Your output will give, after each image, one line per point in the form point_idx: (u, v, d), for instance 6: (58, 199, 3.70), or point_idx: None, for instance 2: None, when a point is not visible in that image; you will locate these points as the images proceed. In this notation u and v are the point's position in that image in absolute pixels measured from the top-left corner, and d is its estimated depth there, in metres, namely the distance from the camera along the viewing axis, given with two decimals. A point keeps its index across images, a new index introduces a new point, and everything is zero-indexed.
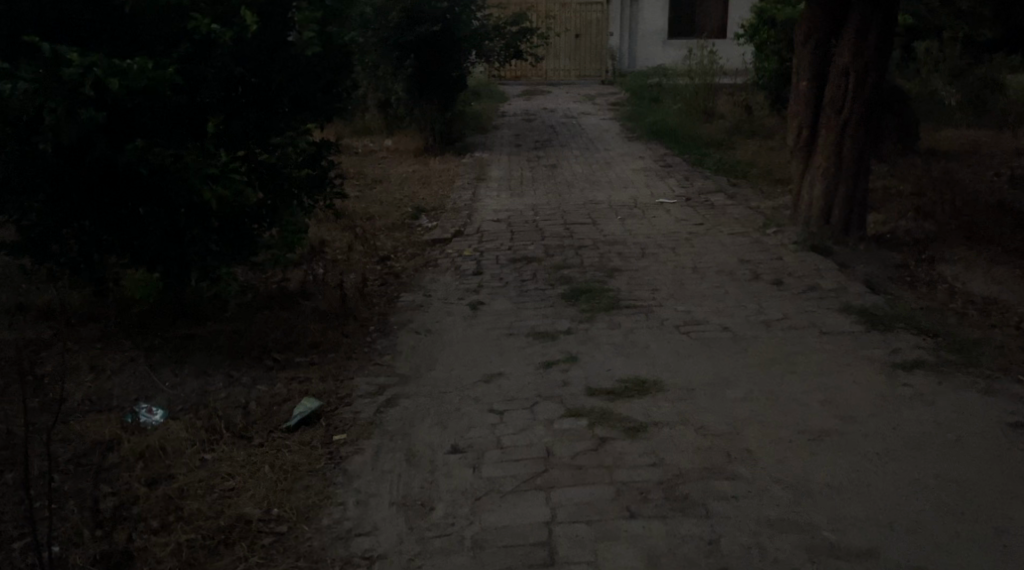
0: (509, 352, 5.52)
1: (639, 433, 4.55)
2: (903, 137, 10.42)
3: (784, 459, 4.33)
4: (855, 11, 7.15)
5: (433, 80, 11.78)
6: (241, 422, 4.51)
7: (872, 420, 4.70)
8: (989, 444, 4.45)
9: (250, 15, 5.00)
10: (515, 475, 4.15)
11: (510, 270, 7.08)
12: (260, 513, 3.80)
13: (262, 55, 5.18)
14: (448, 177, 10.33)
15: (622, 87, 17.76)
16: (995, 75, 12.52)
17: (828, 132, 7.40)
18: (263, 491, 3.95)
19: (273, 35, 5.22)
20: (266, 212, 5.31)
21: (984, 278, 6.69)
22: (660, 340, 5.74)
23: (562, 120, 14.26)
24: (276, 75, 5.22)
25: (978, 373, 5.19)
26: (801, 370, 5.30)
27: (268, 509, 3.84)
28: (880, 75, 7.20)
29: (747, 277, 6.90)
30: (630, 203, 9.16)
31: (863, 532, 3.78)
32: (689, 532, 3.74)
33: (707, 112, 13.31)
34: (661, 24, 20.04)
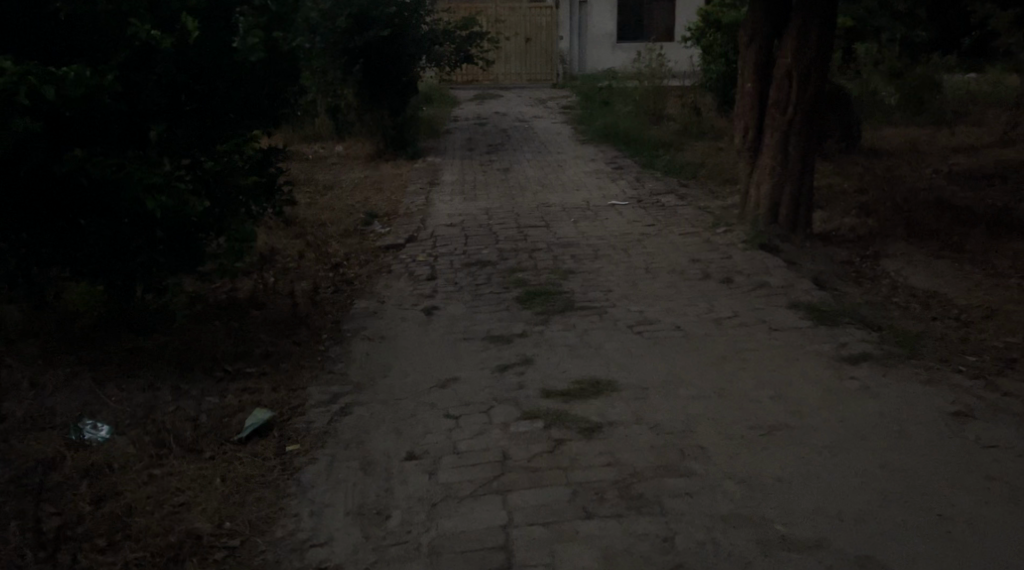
0: (464, 357, 5.54)
1: (593, 433, 4.61)
2: (847, 136, 10.64)
3: (736, 455, 4.41)
4: (794, 13, 7.33)
5: (383, 85, 11.81)
6: (191, 435, 4.48)
7: (820, 413, 4.81)
8: (932, 433, 4.57)
9: (192, 20, 4.87)
10: (472, 479, 4.17)
11: (464, 275, 7.09)
12: (211, 528, 3.77)
13: (207, 64, 5.16)
14: (400, 182, 10.33)
15: (573, 91, 17.83)
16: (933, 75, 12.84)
17: (774, 132, 7.54)
18: (214, 505, 3.92)
19: (216, 43, 5.18)
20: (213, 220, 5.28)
21: (926, 271, 6.86)
22: (613, 340, 5.81)
23: (514, 123, 14.34)
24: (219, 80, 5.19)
25: (921, 364, 5.33)
26: (750, 366, 5.40)
27: (220, 523, 3.82)
28: (823, 75, 7.36)
29: (697, 276, 7.00)
30: (582, 205, 9.24)
31: (814, 524, 3.86)
32: (644, 531, 3.80)
33: (657, 114, 13.47)
34: (611, 28, 20.28)
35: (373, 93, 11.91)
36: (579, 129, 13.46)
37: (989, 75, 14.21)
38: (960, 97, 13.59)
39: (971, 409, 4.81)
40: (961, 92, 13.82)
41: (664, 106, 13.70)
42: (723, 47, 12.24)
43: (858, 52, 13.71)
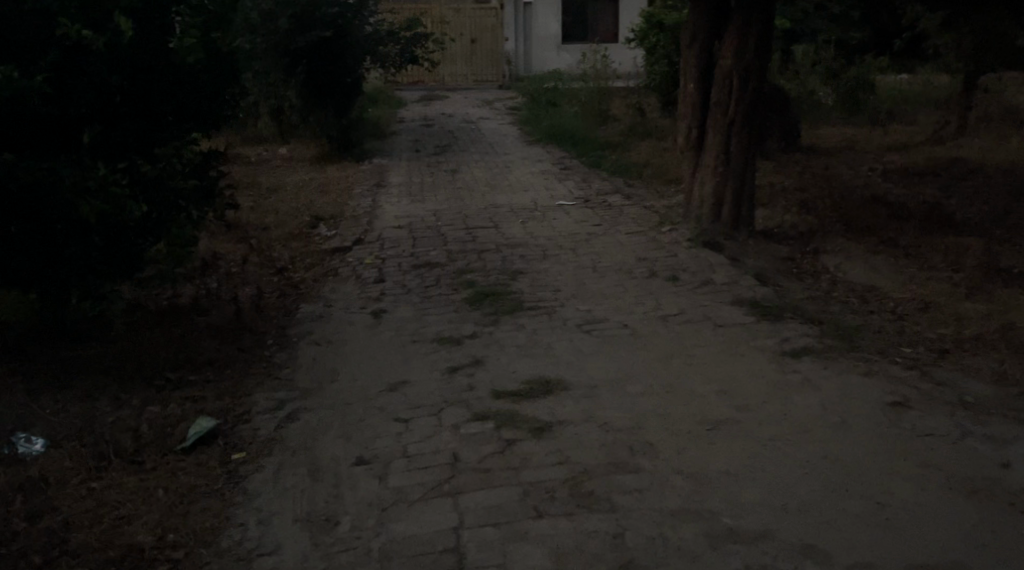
0: (413, 360, 5.55)
1: (543, 433, 4.65)
2: (787, 134, 10.85)
3: (684, 450, 4.48)
4: (733, 14, 7.44)
5: (327, 86, 11.75)
6: (131, 446, 4.43)
7: (765, 407, 4.91)
8: (872, 423, 4.69)
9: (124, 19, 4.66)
10: (421, 483, 4.18)
11: (412, 277, 7.10)
12: (153, 541, 3.73)
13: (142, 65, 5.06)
14: (346, 184, 10.28)
15: (519, 92, 17.89)
16: (868, 75, 13.16)
17: (716, 132, 7.67)
18: (156, 517, 3.89)
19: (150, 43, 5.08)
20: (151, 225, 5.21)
21: (864, 266, 7.04)
22: (561, 340, 5.86)
23: (460, 124, 14.37)
24: (155, 83, 5.12)
25: (860, 356, 5.47)
26: (697, 362, 5.49)
27: (163, 535, 3.78)
28: (762, 76, 7.51)
29: (644, 274, 7.10)
30: (530, 205, 9.30)
31: (760, 515, 3.95)
32: (595, 528, 3.85)
33: (602, 113, 13.59)
34: (554, 29, 20.37)
35: (317, 95, 11.83)
36: (526, 130, 13.51)
37: (921, 77, 14.63)
38: (894, 96, 13.93)
39: (908, 398, 4.95)
40: (895, 92, 14.17)
41: (609, 107, 13.84)
42: (665, 47, 12.40)
43: (796, 53, 13.98)
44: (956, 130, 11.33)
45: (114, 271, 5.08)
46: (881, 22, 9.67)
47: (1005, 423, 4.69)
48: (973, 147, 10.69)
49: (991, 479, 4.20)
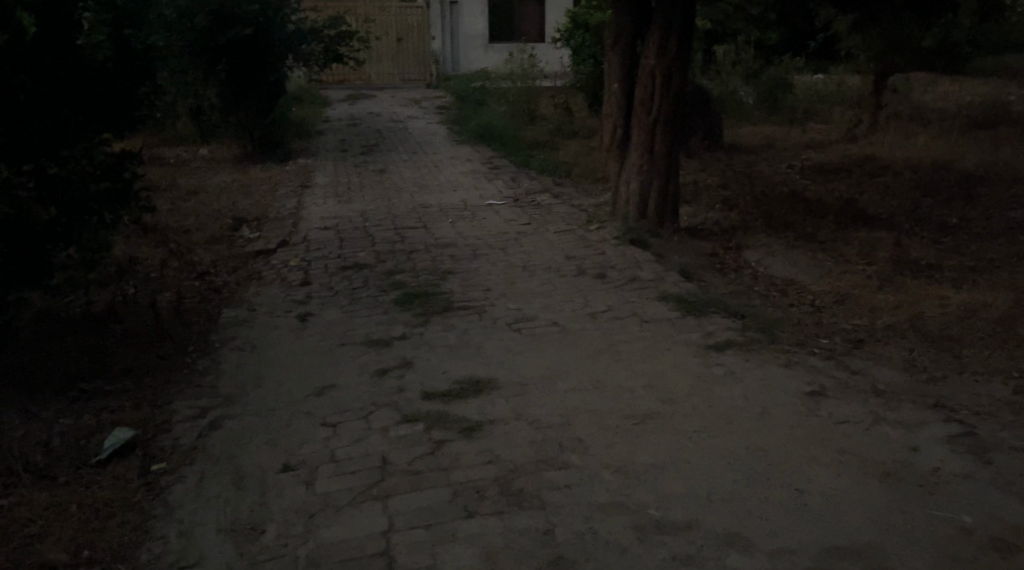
0: (340, 364, 5.51)
1: (473, 433, 4.67)
2: (709, 131, 11.05)
3: (612, 445, 4.55)
4: (655, 15, 7.54)
5: (248, 86, 11.60)
6: (42, 461, 4.33)
7: (689, 400, 5.00)
8: (791, 413, 4.83)
9: (26, 17, 4.54)
10: (350, 488, 4.17)
11: (340, 279, 7.06)
12: (66, 559, 3.68)
13: (48, 64, 4.95)
14: (271, 186, 10.15)
15: (447, 91, 17.85)
16: (785, 76, 13.50)
17: (640, 132, 7.79)
18: (69, 534, 3.82)
19: (59, 40, 4.98)
20: (60, 230, 5.09)
21: (783, 260, 7.22)
22: (491, 339, 5.89)
23: (388, 124, 14.30)
24: (62, 83, 4.99)
25: (780, 348, 5.61)
26: (624, 358, 5.57)
27: (77, 552, 3.73)
28: (684, 75, 7.65)
29: (572, 272, 7.17)
30: (458, 205, 9.31)
31: (686, 506, 4.04)
32: (524, 525, 3.89)
33: (529, 112, 13.67)
34: (481, 28, 20.53)
35: (239, 94, 11.63)
36: (454, 130, 13.49)
37: (837, 76, 15.06)
38: (811, 96, 14.29)
39: (826, 388, 5.10)
40: (811, 91, 14.54)
41: (536, 106, 13.94)
42: (591, 47, 12.53)
43: (717, 53, 14.25)
44: (869, 127, 11.68)
45: (18, 277, 4.95)
46: (796, 23, 9.94)
47: (915, 408, 4.87)
48: (885, 144, 11.04)
49: (902, 463, 4.36)
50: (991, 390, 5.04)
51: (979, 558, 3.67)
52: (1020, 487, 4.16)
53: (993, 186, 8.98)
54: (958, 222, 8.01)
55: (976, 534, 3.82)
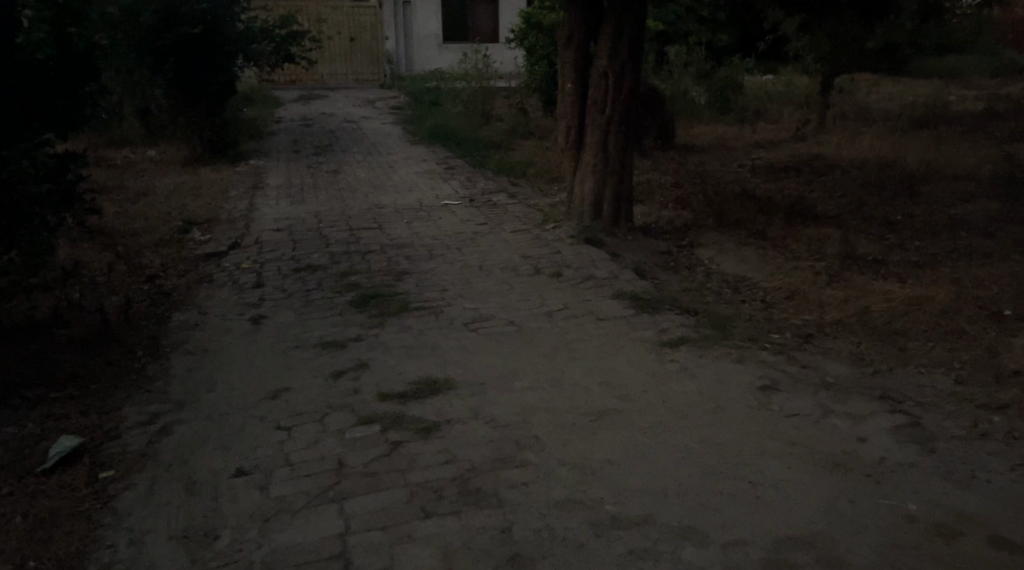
0: (295, 366, 5.47)
1: (429, 434, 4.66)
2: (663, 131, 11.14)
3: (569, 442, 4.57)
4: (607, 15, 7.58)
5: (195, 85, 11.42)
6: None
7: (645, 396, 5.04)
8: (744, 407, 4.89)
9: None
10: (305, 491, 4.14)
11: (294, 280, 7.00)
12: None
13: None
14: (222, 187, 10.04)
15: (401, 92, 17.80)
16: (736, 76, 13.65)
17: (594, 131, 7.83)
18: (13, 545, 3.75)
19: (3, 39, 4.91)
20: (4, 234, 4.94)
21: (735, 257, 7.30)
22: (447, 339, 5.88)
23: (342, 124, 14.22)
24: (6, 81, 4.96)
25: (732, 344, 5.68)
26: (579, 356, 5.59)
27: (22, 564, 3.66)
28: (636, 76, 7.71)
29: (528, 271, 7.19)
30: (414, 205, 9.29)
31: (641, 501, 4.07)
32: (482, 524, 3.90)
33: (484, 113, 13.69)
34: (435, 28, 20.33)
35: (189, 95, 11.48)
36: (408, 131, 13.45)
37: (786, 77, 15.29)
38: (760, 96, 14.48)
39: (776, 382, 5.17)
40: (760, 92, 14.73)
41: (491, 107, 13.95)
42: (545, 48, 12.59)
43: (669, 53, 14.38)
44: (817, 126, 11.87)
45: None
46: (745, 26, 10.04)
47: (863, 400, 4.95)
48: (832, 143, 11.23)
49: (850, 454, 4.44)
50: (935, 381, 5.15)
51: (925, 544, 3.76)
52: (962, 474, 4.26)
53: (935, 183, 9.18)
54: (902, 219, 8.17)
55: (921, 520, 3.91)
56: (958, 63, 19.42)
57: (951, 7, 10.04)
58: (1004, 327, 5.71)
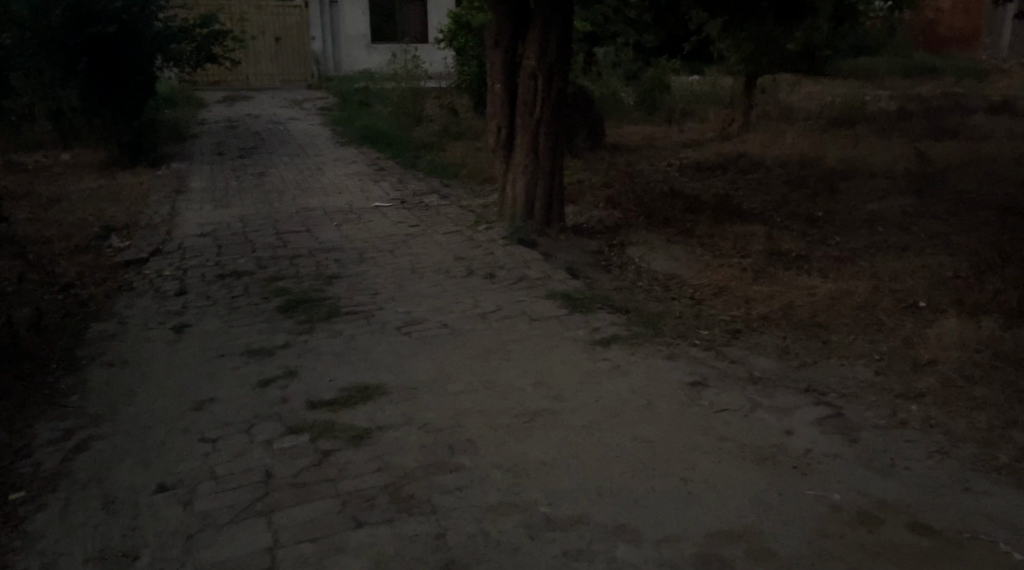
0: (220, 376, 5.31)
1: (361, 441, 4.57)
2: (593, 131, 11.19)
3: (502, 444, 4.53)
4: (534, 16, 7.55)
5: (110, 86, 11.08)
6: None
7: (578, 396, 5.03)
8: (676, 403, 4.91)
9: None
10: (231, 504, 4.03)
11: (218, 286, 6.83)
12: None
13: None
14: (143, 192, 9.75)
15: (329, 92, 17.63)
16: (662, 76, 13.84)
17: (523, 132, 7.81)
18: None
19: None
20: None
21: (666, 255, 7.35)
22: (379, 343, 5.80)
23: (269, 125, 14.02)
24: None
25: (663, 341, 5.71)
26: (513, 357, 5.56)
27: None
28: (564, 77, 7.70)
29: (461, 273, 7.14)
30: (344, 207, 9.17)
31: (575, 502, 4.05)
32: (415, 531, 3.84)
33: (414, 114, 13.62)
34: (362, 28, 20.28)
35: (105, 97, 11.12)
36: (337, 131, 13.28)
37: (712, 78, 15.57)
38: (686, 97, 14.66)
39: (706, 378, 5.21)
40: (687, 92, 14.95)
41: (421, 107, 13.88)
42: (475, 48, 12.55)
43: (598, 55, 14.50)
44: (741, 125, 12.05)
45: None
46: (670, 28, 10.13)
47: (789, 394, 5.02)
48: (756, 141, 11.41)
49: (778, 447, 4.48)
50: (857, 372, 5.24)
51: (849, 533, 3.83)
52: (883, 463, 4.34)
53: (856, 180, 9.40)
54: (825, 215, 8.33)
55: (845, 509, 3.98)
56: (872, 63, 19.99)
57: (865, 9, 10.28)
58: (920, 318, 5.84)
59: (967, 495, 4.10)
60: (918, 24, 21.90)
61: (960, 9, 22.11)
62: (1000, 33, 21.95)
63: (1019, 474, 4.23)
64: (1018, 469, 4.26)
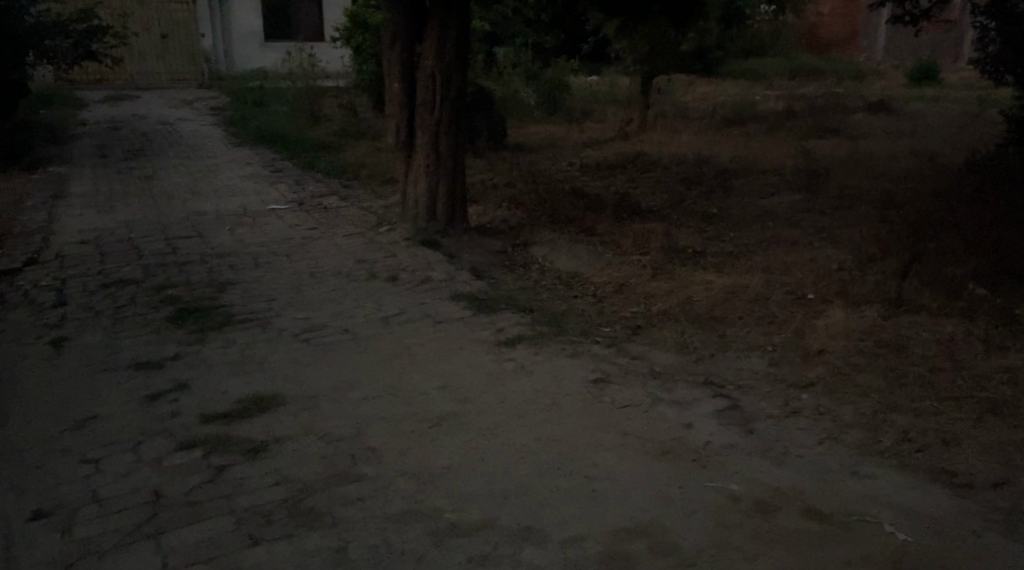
0: (106, 391, 5.05)
1: (258, 454, 4.40)
2: (494, 131, 11.15)
3: (406, 451, 4.42)
4: (431, 15, 7.44)
5: None
6: None
7: (482, 398, 4.95)
8: (579, 402, 4.88)
9: None
10: (117, 528, 3.81)
11: (101, 297, 6.51)
12: None
13: None
14: (18, 197, 9.26)
15: (220, 91, 17.11)
16: (561, 77, 13.93)
17: (424, 132, 7.69)
18: None
19: None
20: None
21: (569, 254, 7.36)
22: (276, 351, 5.61)
23: (157, 125, 13.53)
24: None
25: (567, 339, 5.69)
26: (416, 361, 5.44)
27: None
28: (462, 77, 7.62)
29: (362, 276, 6.99)
30: (239, 210, 8.88)
31: (481, 507, 3.97)
32: (316, 545, 3.70)
33: (311, 114, 13.35)
34: (256, 26, 19.80)
35: None
36: (229, 132, 12.91)
37: (610, 78, 15.75)
38: (585, 98, 14.79)
39: (609, 374, 5.20)
40: (587, 93, 15.10)
41: (319, 107, 13.61)
42: (372, 46, 12.39)
43: (498, 55, 14.53)
44: (640, 124, 12.21)
45: None
46: (568, 28, 10.17)
47: (688, 387, 5.05)
48: (654, 140, 11.55)
49: (679, 441, 4.50)
50: (752, 364, 5.31)
51: (747, 523, 3.85)
52: (778, 451, 4.40)
53: (749, 176, 9.61)
54: (720, 211, 8.48)
55: (743, 499, 4.01)
56: (761, 63, 20.58)
57: (753, 12, 10.52)
58: (812, 309, 5.97)
59: (856, 478, 4.18)
60: (801, 28, 22.69)
61: (841, 14, 23.00)
62: (876, 36, 22.77)
63: (901, 456, 4.34)
64: (900, 451, 4.37)
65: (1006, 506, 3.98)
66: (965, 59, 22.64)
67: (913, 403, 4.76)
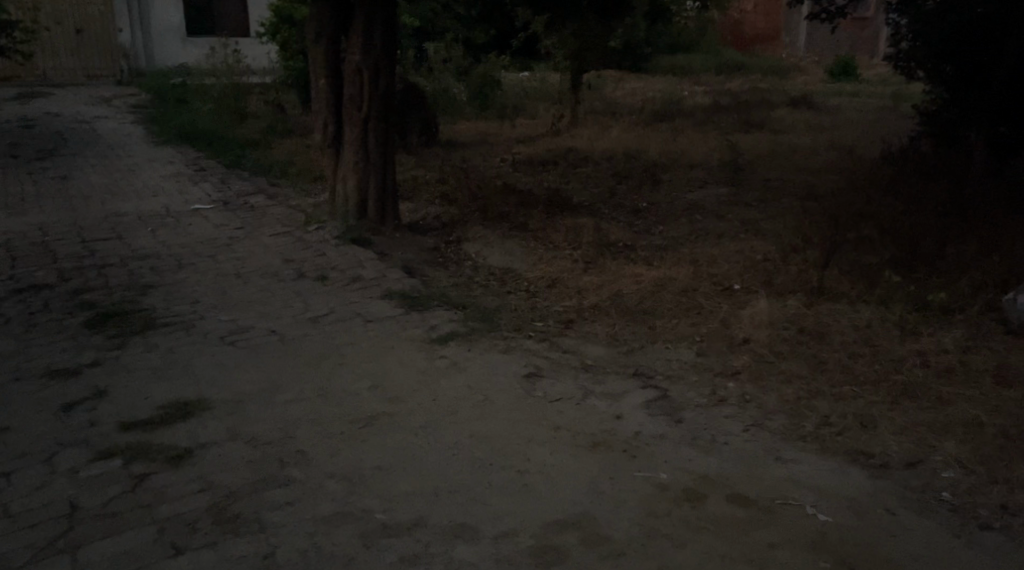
0: (18, 402, 4.85)
1: (182, 461, 4.28)
2: (425, 128, 11.06)
3: (336, 452, 4.34)
4: (356, 11, 7.33)
5: None
6: None
7: (414, 396, 4.89)
8: (512, 397, 4.85)
9: None
10: (30, 544, 3.67)
11: (13, 303, 6.26)
12: None
13: None
14: None
15: (141, 89, 16.64)
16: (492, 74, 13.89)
17: (353, 129, 7.58)
18: None
19: None
20: None
21: (500, 250, 7.33)
22: (200, 354, 5.47)
23: (72, 124, 13.10)
24: None
25: (499, 335, 5.66)
26: (346, 361, 5.36)
27: None
28: (390, 73, 7.53)
29: (290, 276, 6.86)
30: (161, 211, 8.65)
31: (412, 505, 3.92)
32: (240, 552, 3.61)
33: (236, 111, 13.08)
34: (175, 21, 19.31)
35: None
36: (150, 131, 12.56)
37: (539, 75, 15.77)
38: (516, 94, 14.78)
39: (540, 369, 5.19)
40: (518, 90, 15.09)
41: (244, 105, 13.34)
42: (298, 43, 12.18)
43: (428, 52, 14.42)
44: (571, 119, 12.24)
45: None
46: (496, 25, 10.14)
47: (619, 379, 5.06)
48: (584, 135, 11.59)
49: (610, 432, 4.50)
50: (681, 355, 5.35)
51: (675, 511, 3.87)
52: (706, 439, 4.44)
53: (678, 170, 9.70)
54: (649, 205, 8.54)
55: (672, 488, 4.03)
56: (687, 58, 20.84)
57: (678, 9, 10.63)
58: (740, 299, 6.04)
59: (779, 463, 4.23)
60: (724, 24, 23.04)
61: (762, 11, 23.43)
62: (797, 32, 23.21)
63: (824, 440, 4.41)
64: (823, 435, 4.44)
65: (921, 484, 4.08)
66: (880, 54, 23.22)
67: (834, 388, 4.85)
